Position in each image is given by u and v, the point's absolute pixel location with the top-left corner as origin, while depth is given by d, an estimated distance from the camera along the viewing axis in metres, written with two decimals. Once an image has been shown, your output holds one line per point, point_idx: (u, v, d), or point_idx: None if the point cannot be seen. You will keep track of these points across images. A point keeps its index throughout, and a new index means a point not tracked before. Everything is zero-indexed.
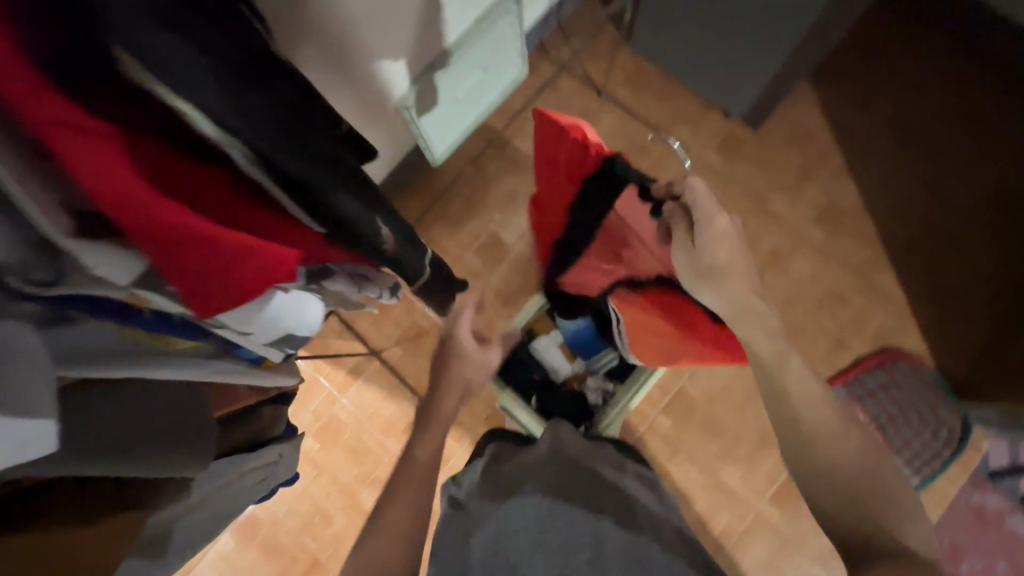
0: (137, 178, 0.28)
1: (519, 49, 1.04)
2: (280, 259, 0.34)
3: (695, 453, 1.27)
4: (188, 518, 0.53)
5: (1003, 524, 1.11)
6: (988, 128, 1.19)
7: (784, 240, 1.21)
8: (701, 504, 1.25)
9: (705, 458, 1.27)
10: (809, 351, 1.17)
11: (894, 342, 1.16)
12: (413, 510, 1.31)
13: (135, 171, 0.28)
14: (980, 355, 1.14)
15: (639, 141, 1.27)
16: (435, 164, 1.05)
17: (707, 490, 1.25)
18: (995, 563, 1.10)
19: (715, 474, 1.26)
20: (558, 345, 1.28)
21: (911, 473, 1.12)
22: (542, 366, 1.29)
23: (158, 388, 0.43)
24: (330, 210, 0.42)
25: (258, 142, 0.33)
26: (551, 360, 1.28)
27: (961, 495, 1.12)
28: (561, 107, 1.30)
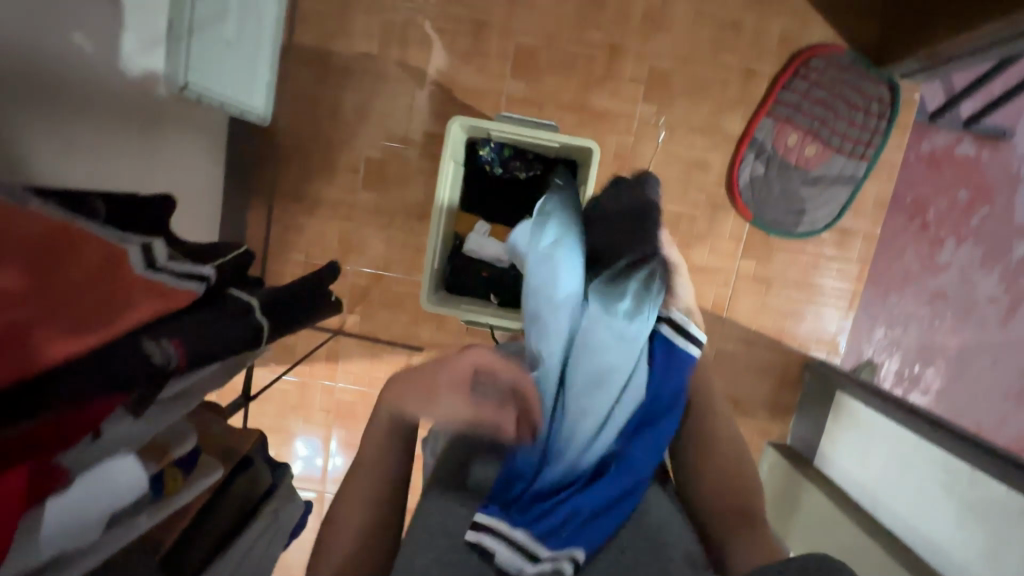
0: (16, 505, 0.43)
1: (277, 7, 1.18)
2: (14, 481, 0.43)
3: None
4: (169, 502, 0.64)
5: (951, 155, 1.37)
6: None
7: (653, 10, 1.25)
8: None
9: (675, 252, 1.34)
10: (726, 101, 1.28)
11: (803, 44, 1.25)
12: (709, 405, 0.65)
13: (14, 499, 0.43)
14: (885, 10, 1.23)
15: (469, 14, 1.27)
16: (264, 119, 1.23)
17: None
18: (938, 203, 1.39)
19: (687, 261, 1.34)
20: (488, 235, 1.21)
21: (857, 161, 1.25)
22: (484, 263, 1.22)
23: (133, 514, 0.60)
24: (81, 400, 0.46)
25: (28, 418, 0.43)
26: (488, 252, 1.21)
27: (915, 152, 1.37)
28: (297, 90, 1.31)
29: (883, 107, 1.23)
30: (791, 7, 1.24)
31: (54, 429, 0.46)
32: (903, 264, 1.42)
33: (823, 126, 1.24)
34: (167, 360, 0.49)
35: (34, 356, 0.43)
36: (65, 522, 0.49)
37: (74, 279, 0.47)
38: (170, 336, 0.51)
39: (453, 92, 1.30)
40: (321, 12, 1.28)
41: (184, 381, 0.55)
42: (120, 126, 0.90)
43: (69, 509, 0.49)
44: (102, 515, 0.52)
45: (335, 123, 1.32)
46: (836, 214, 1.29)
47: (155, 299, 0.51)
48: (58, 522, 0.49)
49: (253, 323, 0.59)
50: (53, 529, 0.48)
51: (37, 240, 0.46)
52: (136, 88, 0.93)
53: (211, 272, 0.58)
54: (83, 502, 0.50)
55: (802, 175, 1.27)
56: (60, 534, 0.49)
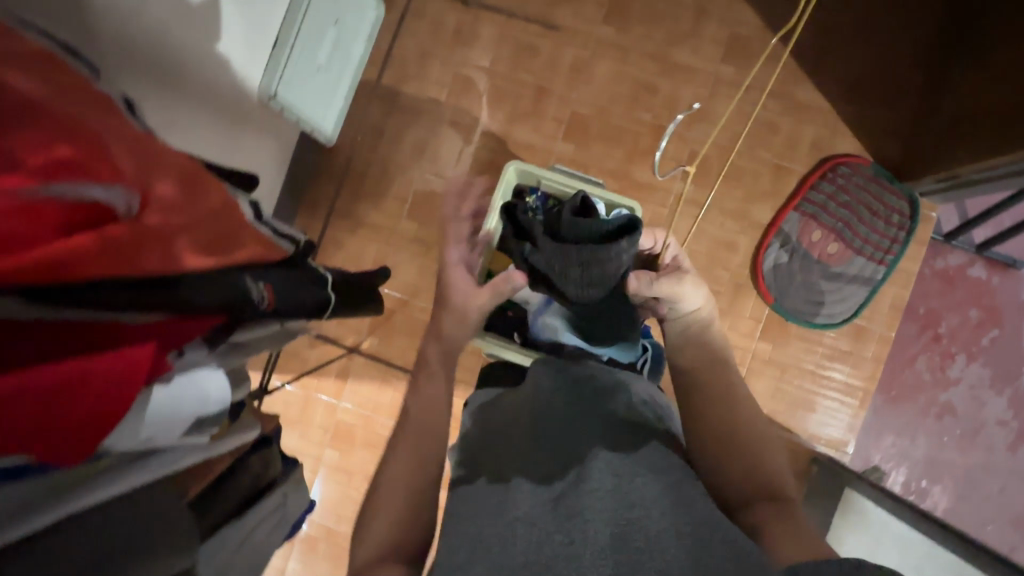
0: (114, 397, 0.40)
1: (365, 46, 1.31)
2: (127, 365, 0.41)
3: None
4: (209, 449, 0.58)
5: (964, 274, 1.43)
6: None
7: (697, 103, 1.38)
8: None
9: None
10: (756, 190, 1.37)
11: (830, 152, 1.37)
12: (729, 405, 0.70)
13: (114, 390, 0.40)
14: (907, 135, 1.36)
15: (533, 80, 1.40)
16: (330, 139, 1.30)
17: None
18: (951, 318, 1.44)
19: None
20: None
21: (876, 265, 1.33)
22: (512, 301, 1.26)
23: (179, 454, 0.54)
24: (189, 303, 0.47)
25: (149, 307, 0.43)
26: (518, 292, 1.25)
27: (930, 266, 1.44)
28: (364, 120, 1.42)
29: (903, 218, 1.32)
30: (821, 119, 1.37)
31: (172, 333, 0.47)
32: (915, 372, 1.44)
33: (846, 227, 1.34)
34: (262, 300, 0.57)
35: (175, 259, 0.46)
36: (163, 412, 0.46)
37: (203, 209, 0.53)
38: (265, 279, 0.59)
39: (506, 144, 1.41)
40: (402, 58, 1.42)
41: (250, 332, 0.60)
42: (211, 117, 0.97)
43: (170, 397, 0.47)
44: (186, 418, 0.49)
45: (392, 154, 1.42)
46: (856, 309, 1.34)
47: (249, 249, 0.58)
48: (153, 412, 0.45)
49: (317, 296, 0.69)
50: (154, 414, 0.45)
51: (177, 173, 0.53)
52: (234, 88, 1.02)
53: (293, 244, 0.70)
54: (179, 396, 0.48)
55: (823, 269, 1.35)
56: (151, 424, 0.46)
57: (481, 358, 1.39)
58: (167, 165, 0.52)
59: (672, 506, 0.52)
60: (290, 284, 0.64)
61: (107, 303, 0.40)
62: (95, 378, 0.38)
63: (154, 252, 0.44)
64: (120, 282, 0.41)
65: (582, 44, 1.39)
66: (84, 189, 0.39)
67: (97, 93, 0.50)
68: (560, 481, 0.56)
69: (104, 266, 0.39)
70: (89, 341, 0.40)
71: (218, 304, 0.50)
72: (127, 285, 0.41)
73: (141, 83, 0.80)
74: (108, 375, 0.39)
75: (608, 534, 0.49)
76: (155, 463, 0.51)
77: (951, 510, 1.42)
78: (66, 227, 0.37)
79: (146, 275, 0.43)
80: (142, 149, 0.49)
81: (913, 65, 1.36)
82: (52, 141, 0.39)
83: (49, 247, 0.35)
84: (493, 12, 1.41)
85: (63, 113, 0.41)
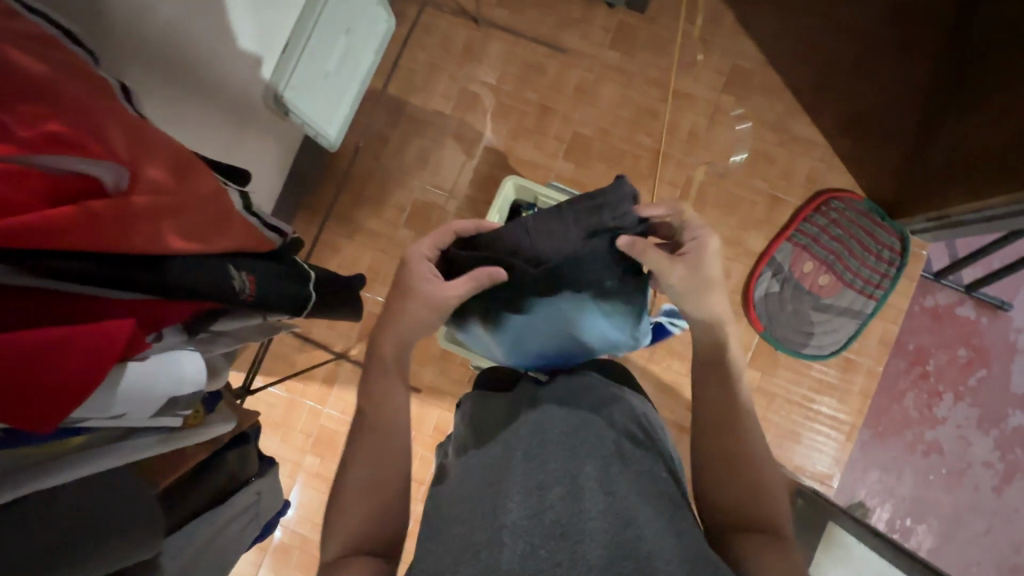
0: (92, 371, 0.39)
1: (373, 57, 1.33)
2: (107, 339, 0.40)
3: (676, 346, 1.37)
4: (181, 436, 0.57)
5: (952, 313, 1.45)
6: (851, 31, 1.41)
7: (696, 131, 1.41)
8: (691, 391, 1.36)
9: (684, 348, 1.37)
10: (750, 219, 1.39)
11: (824, 186, 1.39)
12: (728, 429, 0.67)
13: (93, 365, 0.39)
14: (899, 175, 1.38)
15: (536, 100, 1.43)
16: (333, 147, 1.30)
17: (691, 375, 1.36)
18: (939, 356, 1.44)
19: None
20: None
21: (866, 298, 1.34)
22: None
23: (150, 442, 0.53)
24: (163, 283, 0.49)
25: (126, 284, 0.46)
26: None
27: (919, 303, 1.45)
28: (368, 129, 1.44)
29: (894, 254, 1.34)
30: (817, 154, 1.40)
31: (149, 310, 0.50)
32: (902, 408, 1.44)
33: (837, 260, 1.36)
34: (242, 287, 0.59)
35: (160, 240, 0.48)
36: (137, 387, 0.45)
37: (194, 195, 0.55)
38: (248, 270, 0.61)
39: (507, 160, 1.42)
40: (410, 70, 1.45)
41: (229, 320, 0.62)
42: (217, 114, 0.98)
43: (145, 373, 0.46)
44: (162, 397, 0.48)
45: (394, 163, 1.43)
46: (846, 340, 1.34)
47: (237, 235, 0.61)
48: (129, 385, 0.44)
49: (302, 291, 0.71)
50: (128, 388, 0.44)
51: (171, 159, 0.55)
52: (241, 88, 1.03)
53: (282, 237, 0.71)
54: (155, 372, 0.47)
55: (813, 300, 1.37)
56: (128, 398, 0.45)
57: (469, 370, 1.38)
58: (163, 149, 0.54)
59: (653, 534, 0.51)
60: (272, 274, 0.66)
61: (81, 273, 0.42)
62: (71, 351, 0.38)
63: (138, 230, 0.47)
64: (98, 256, 0.44)
65: (586, 68, 1.42)
66: (68, 162, 0.43)
67: (101, 77, 0.52)
68: (550, 494, 0.54)
69: (85, 239, 0.42)
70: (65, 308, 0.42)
71: (197, 288, 0.52)
72: (104, 259, 0.44)
73: (149, 76, 0.81)
74: (86, 351, 0.39)
75: (595, 556, 0.48)
76: (131, 447, 0.50)
77: (935, 550, 1.40)
78: (49, 197, 0.42)
79: (124, 252, 0.45)
80: (140, 132, 0.52)
81: (908, 106, 1.39)
82: (46, 119, 0.43)
83: (32, 214, 0.39)
84: (501, 32, 1.44)
85: (61, 95, 0.45)
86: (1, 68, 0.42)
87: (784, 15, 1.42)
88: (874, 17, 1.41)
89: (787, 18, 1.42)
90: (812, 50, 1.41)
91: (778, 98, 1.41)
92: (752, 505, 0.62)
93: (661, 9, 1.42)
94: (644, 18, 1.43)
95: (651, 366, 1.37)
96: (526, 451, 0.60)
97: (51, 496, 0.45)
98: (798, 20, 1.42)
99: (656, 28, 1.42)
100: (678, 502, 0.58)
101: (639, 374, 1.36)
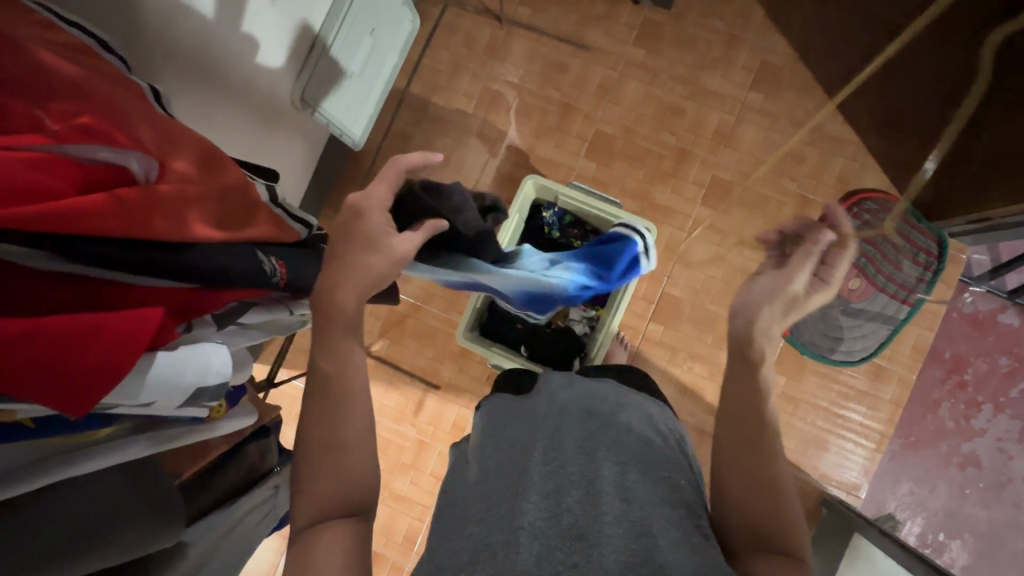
0: (122, 357, 0.41)
1: (397, 56, 1.34)
2: (135, 326, 0.42)
3: (697, 348, 1.34)
4: (200, 430, 0.59)
5: (993, 320, 1.38)
6: (889, 24, 1.35)
7: (722, 130, 1.38)
8: (712, 394, 1.33)
9: (706, 350, 1.34)
10: (778, 220, 1.35)
11: (856, 186, 1.34)
12: (757, 446, 0.64)
13: (122, 350, 0.41)
14: (939, 174, 1.32)
15: (559, 98, 1.42)
16: (358, 145, 1.33)
17: (712, 379, 1.33)
18: (978, 364, 1.38)
19: (717, 362, 1.34)
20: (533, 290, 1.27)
21: (900, 303, 1.29)
22: None
23: (172, 435, 0.55)
24: (194, 270, 0.51)
25: (159, 271, 0.48)
26: None
27: (957, 310, 1.39)
28: (392, 128, 1.46)
29: (931, 258, 1.28)
30: (850, 153, 1.35)
31: (177, 299, 0.51)
32: (936, 419, 1.38)
33: (870, 263, 1.31)
34: (274, 273, 0.60)
35: (186, 226, 0.50)
36: (165, 377, 0.47)
37: (219, 184, 0.57)
38: (277, 255, 0.63)
39: (528, 159, 1.42)
40: (433, 69, 1.46)
41: (254, 314, 0.64)
42: (245, 114, 1.01)
43: (174, 363, 0.47)
44: (189, 387, 0.50)
45: (416, 162, 1.45)
46: (877, 346, 1.29)
47: (263, 225, 0.63)
48: (157, 378, 0.46)
49: None
50: (157, 377, 0.46)
51: (197, 151, 0.57)
52: (269, 89, 1.06)
53: (306, 228, 0.73)
54: (183, 362, 0.48)
55: (842, 303, 1.32)
56: (154, 390, 0.46)
57: (488, 368, 1.39)
58: (189, 143, 0.56)
59: (670, 541, 0.51)
60: (302, 265, 0.68)
61: (110, 257, 0.44)
62: (99, 338, 0.40)
63: (165, 220, 0.48)
64: (130, 243, 0.46)
65: (610, 65, 1.41)
66: (97, 152, 0.45)
67: (131, 78, 0.55)
68: (567, 497, 0.54)
69: (116, 224, 0.44)
70: (96, 298, 0.44)
71: (225, 273, 0.54)
72: (134, 246, 0.46)
73: (180, 78, 0.84)
74: (111, 337, 0.40)
75: (612, 561, 0.48)
76: (152, 439, 0.52)
77: (970, 567, 1.34)
78: (81, 185, 0.43)
79: (155, 240, 0.47)
80: (166, 128, 0.54)
81: (949, 103, 1.33)
82: (77, 114, 0.45)
83: (65, 203, 0.40)
84: (524, 30, 1.44)
85: (90, 91, 0.47)
86: (36, 67, 0.44)
87: (817, 9, 1.37)
88: (914, 9, 1.34)
89: (821, 12, 1.37)
90: (846, 45, 1.36)
91: (810, 95, 1.36)
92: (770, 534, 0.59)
93: (687, 5, 1.39)
94: (670, 14, 1.40)
95: (671, 368, 1.35)
96: (542, 454, 0.59)
97: (70, 489, 0.47)
98: (832, 14, 1.37)
99: (683, 24, 1.39)
100: (694, 512, 0.57)
101: (659, 376, 1.35)
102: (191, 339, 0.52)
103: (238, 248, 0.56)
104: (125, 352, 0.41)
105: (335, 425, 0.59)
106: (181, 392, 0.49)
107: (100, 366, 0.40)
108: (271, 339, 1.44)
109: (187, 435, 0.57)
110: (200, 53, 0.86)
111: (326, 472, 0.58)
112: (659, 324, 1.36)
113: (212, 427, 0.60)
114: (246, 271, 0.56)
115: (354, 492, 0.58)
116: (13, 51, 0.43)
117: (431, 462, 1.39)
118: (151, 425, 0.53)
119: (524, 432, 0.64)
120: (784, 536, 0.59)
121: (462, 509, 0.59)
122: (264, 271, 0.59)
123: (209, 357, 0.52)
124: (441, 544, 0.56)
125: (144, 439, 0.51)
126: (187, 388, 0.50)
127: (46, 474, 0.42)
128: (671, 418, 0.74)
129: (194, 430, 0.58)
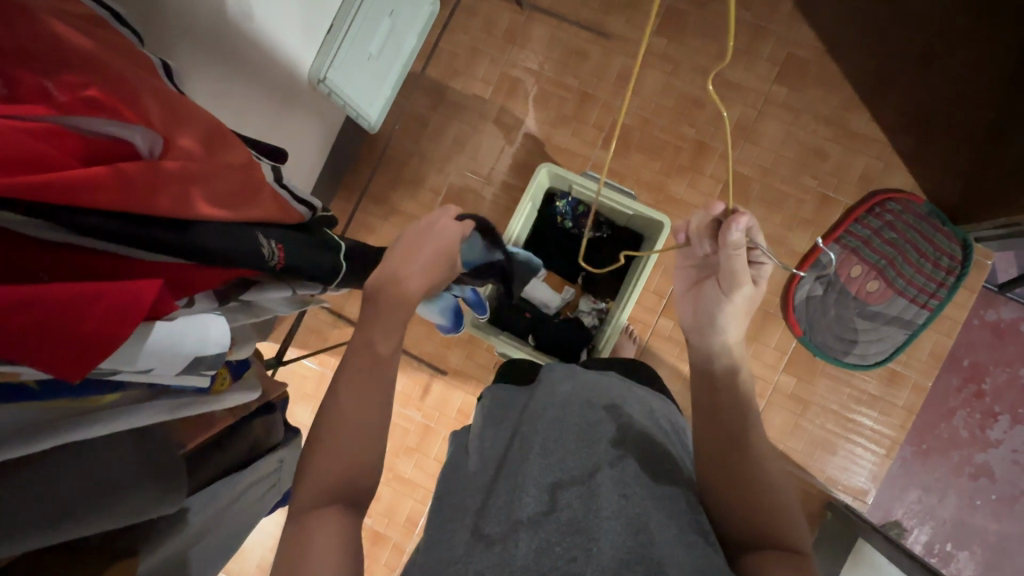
0: (122, 329, 0.42)
1: (415, 39, 1.33)
2: (134, 300, 0.43)
3: None
4: (204, 401, 0.60)
5: (1015, 329, 1.34)
6: (923, 19, 1.30)
7: (743, 124, 1.34)
8: None
9: None
10: (794, 217, 1.32)
11: (880, 186, 1.31)
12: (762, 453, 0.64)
13: (121, 322, 0.42)
14: (967, 178, 1.28)
15: (577, 85, 1.40)
16: (373, 129, 1.33)
17: None
18: (997, 374, 1.34)
19: None
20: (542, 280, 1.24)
21: (918, 308, 1.26)
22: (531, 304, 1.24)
23: (177, 405, 0.56)
24: (191, 247, 0.51)
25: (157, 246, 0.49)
26: (540, 296, 1.24)
27: (980, 317, 1.35)
28: (408, 112, 1.45)
29: (953, 262, 1.25)
30: (875, 152, 1.31)
31: (178, 277, 0.52)
32: (951, 426, 1.35)
33: (889, 266, 1.28)
34: (272, 254, 0.62)
35: (187, 203, 0.51)
36: (162, 346, 0.47)
37: (224, 163, 0.57)
38: (277, 239, 0.64)
39: (543, 148, 1.41)
40: (450, 53, 1.44)
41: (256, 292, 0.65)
42: (261, 93, 1.01)
43: (172, 333, 0.48)
44: (187, 356, 0.51)
45: (431, 148, 1.44)
46: (893, 350, 1.27)
47: (269, 205, 0.64)
48: (155, 345, 0.47)
49: (334, 261, 0.75)
50: (155, 344, 0.47)
51: (204, 128, 0.57)
52: (286, 69, 1.06)
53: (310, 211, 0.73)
54: (181, 333, 0.49)
55: (858, 306, 1.29)
56: (152, 358, 0.47)
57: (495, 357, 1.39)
58: (195, 119, 0.57)
59: (668, 537, 0.50)
60: (306, 246, 0.69)
61: (110, 229, 0.45)
62: (95, 307, 0.40)
63: (167, 196, 0.49)
64: (128, 215, 0.46)
65: (630, 53, 1.38)
66: (102, 126, 0.45)
67: (141, 53, 0.55)
68: (566, 492, 0.54)
69: (116, 199, 0.44)
70: (90, 270, 0.44)
71: (222, 253, 0.54)
72: (135, 219, 0.47)
73: (199, 56, 0.84)
74: (107, 309, 0.41)
75: (609, 556, 0.48)
76: (156, 408, 0.53)
77: None
78: (83, 157, 0.44)
79: (154, 215, 0.48)
80: (174, 102, 0.54)
81: (982, 103, 1.28)
82: (84, 85, 0.46)
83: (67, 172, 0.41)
84: (544, 15, 1.41)
85: (99, 64, 0.48)
86: (47, 37, 0.45)
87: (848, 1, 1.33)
88: (951, 3, 1.29)
89: (851, 4, 1.33)
90: (877, 39, 1.32)
91: (837, 90, 1.33)
92: (768, 528, 0.59)
93: None
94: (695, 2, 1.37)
95: (679, 363, 1.33)
96: (542, 446, 0.59)
97: (68, 455, 0.47)
98: (863, 6, 1.32)
99: (707, 14, 1.36)
100: (692, 507, 0.57)
101: (667, 371, 1.34)
102: (190, 310, 0.53)
103: (236, 229, 0.57)
104: (125, 323, 0.42)
105: (340, 406, 0.60)
106: (183, 358, 0.50)
107: (103, 334, 0.41)
108: (282, 318, 1.45)
109: (191, 404, 0.58)
110: (217, 31, 0.85)
111: (326, 452, 0.59)
112: (670, 319, 1.34)
113: (216, 399, 0.61)
114: (243, 250, 0.57)
115: (351, 470, 0.58)
116: (26, 22, 0.44)
117: (436, 446, 1.40)
118: (155, 394, 0.54)
119: (527, 420, 0.64)
120: (785, 535, 0.58)
121: (464, 498, 0.59)
122: (262, 254, 0.60)
123: (207, 328, 0.53)
124: (441, 533, 0.56)
125: (149, 406, 0.52)
126: (186, 356, 0.50)
127: (56, 436, 0.43)
128: (671, 411, 0.73)
129: (198, 401, 0.59)
